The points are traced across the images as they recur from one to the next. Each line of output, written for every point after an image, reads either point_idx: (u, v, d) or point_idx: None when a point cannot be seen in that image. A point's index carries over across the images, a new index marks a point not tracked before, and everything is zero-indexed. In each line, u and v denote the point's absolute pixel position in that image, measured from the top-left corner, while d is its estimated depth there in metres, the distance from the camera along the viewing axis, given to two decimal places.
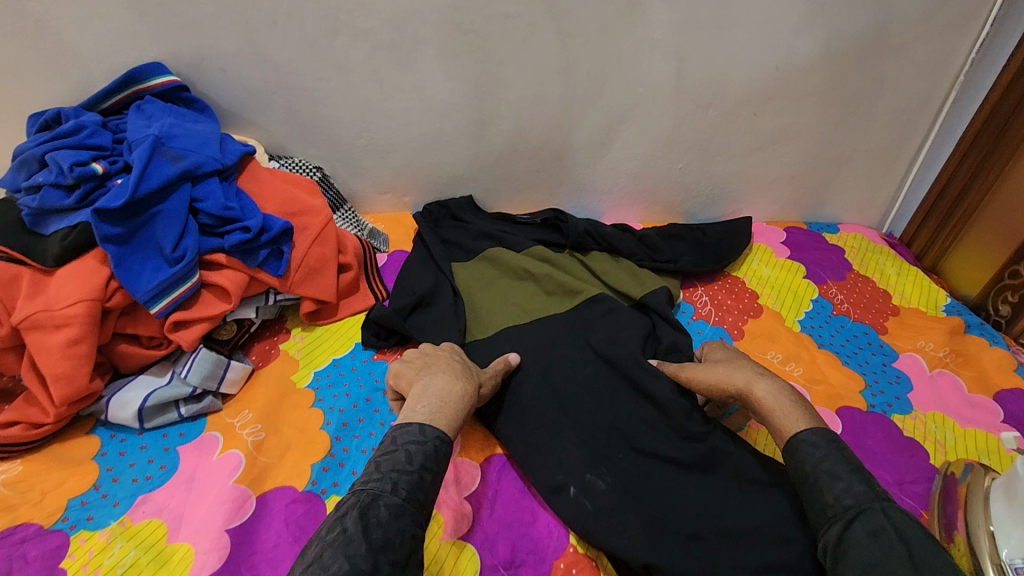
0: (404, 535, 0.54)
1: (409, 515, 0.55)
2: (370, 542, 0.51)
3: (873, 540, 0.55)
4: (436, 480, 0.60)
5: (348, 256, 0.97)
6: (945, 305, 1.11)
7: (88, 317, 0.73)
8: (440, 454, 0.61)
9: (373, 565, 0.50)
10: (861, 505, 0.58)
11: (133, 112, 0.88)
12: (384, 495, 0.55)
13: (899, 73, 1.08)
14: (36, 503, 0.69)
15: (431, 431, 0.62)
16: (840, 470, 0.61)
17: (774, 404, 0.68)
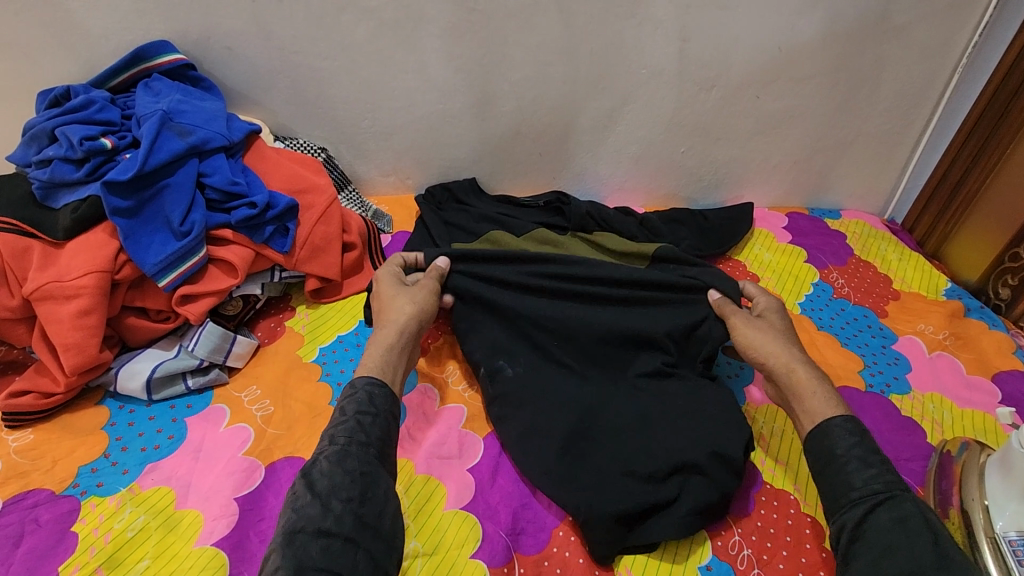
0: (352, 473, 0.55)
1: (355, 455, 0.57)
2: (315, 491, 0.53)
3: (897, 523, 0.56)
4: (381, 421, 0.61)
5: (353, 235, 0.98)
6: (945, 289, 1.12)
7: (98, 288, 0.74)
8: (376, 398, 0.63)
9: (324, 508, 0.52)
10: (889, 491, 0.58)
11: (141, 89, 0.88)
12: (323, 451, 0.57)
13: (902, 56, 1.08)
14: (47, 470, 0.70)
15: (358, 381, 0.64)
16: (870, 458, 0.61)
17: (809, 386, 0.70)
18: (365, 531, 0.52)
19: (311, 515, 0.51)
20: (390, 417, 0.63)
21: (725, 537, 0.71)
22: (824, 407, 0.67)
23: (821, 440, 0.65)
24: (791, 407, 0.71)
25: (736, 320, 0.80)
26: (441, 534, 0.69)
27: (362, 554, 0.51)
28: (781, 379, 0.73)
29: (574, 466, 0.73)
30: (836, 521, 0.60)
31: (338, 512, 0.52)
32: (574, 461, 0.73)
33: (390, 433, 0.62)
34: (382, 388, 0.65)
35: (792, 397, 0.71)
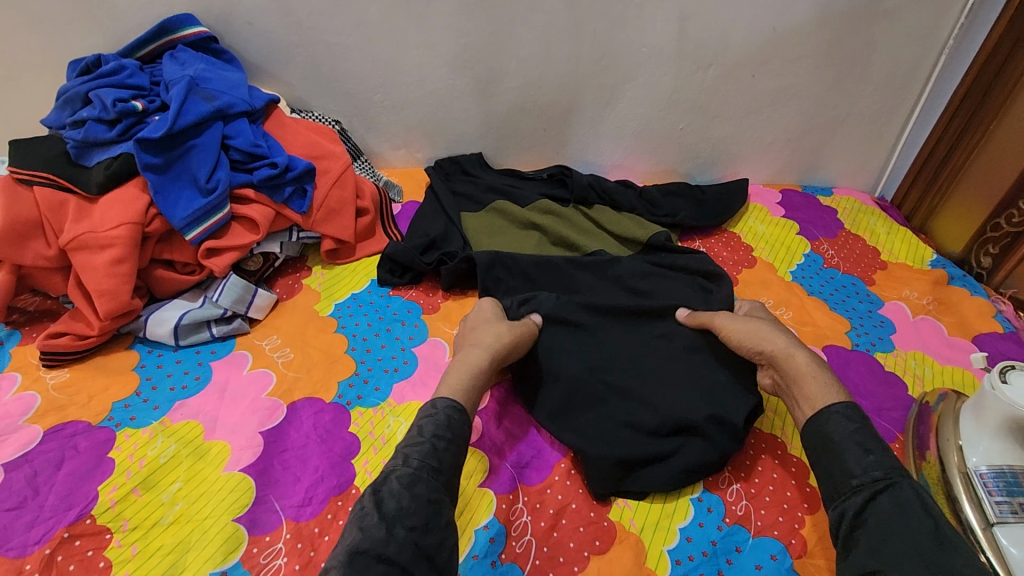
0: (420, 501, 0.56)
1: (424, 481, 0.58)
2: (384, 513, 0.55)
3: (897, 509, 0.57)
4: (453, 448, 0.63)
5: (365, 200, 1.03)
6: (931, 260, 1.17)
7: (130, 239, 0.79)
8: (453, 423, 0.64)
9: (389, 532, 0.54)
10: (889, 478, 0.59)
11: (168, 59, 0.94)
12: (394, 470, 0.59)
13: (890, 37, 1.13)
14: (84, 405, 0.75)
15: (438, 402, 0.65)
16: (871, 444, 0.62)
17: (806, 373, 0.70)
18: (421, 560, 0.54)
19: (375, 537, 0.53)
20: (462, 444, 0.64)
21: (716, 472, 0.76)
22: (824, 393, 0.67)
23: (819, 426, 0.65)
24: (790, 397, 0.71)
25: (725, 319, 0.81)
26: None
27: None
28: (779, 366, 0.73)
29: (574, 406, 0.78)
30: (835, 508, 0.60)
31: (401, 539, 0.53)
32: (575, 402, 0.78)
33: (459, 459, 0.63)
34: (460, 413, 0.66)
35: (790, 384, 0.71)
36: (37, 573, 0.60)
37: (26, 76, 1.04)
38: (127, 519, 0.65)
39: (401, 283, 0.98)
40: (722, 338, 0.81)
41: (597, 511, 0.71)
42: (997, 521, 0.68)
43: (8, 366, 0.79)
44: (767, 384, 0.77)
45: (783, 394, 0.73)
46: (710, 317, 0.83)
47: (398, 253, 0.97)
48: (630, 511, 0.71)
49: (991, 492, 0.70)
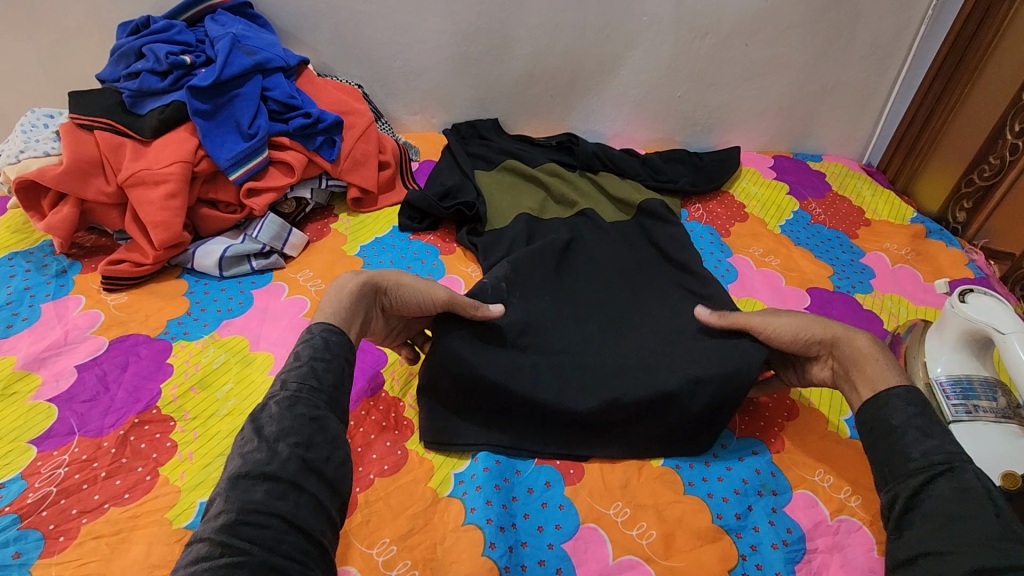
0: (301, 420, 0.55)
1: (304, 400, 0.57)
2: (263, 436, 0.54)
3: (958, 493, 0.54)
4: (334, 366, 0.61)
5: (387, 155, 1.12)
6: (912, 217, 1.25)
7: (182, 175, 0.89)
8: (331, 344, 0.63)
9: (270, 451, 0.53)
10: (951, 463, 0.56)
11: (210, 21, 1.03)
12: (274, 395, 0.58)
13: (873, 7, 1.21)
14: (142, 321, 0.85)
15: (313, 326, 0.64)
16: (931, 429, 0.59)
17: (871, 354, 0.66)
18: (308, 474, 0.53)
19: (256, 459, 0.52)
20: (345, 363, 0.63)
21: None
22: (890, 372, 0.64)
23: (875, 410, 0.62)
24: (853, 383, 0.67)
25: (761, 318, 0.74)
26: None
27: (308, 495, 0.52)
28: (840, 351, 0.69)
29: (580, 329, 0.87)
30: (889, 491, 0.58)
31: (283, 455, 0.53)
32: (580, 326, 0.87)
33: (343, 378, 0.62)
34: (338, 334, 0.65)
35: (852, 368, 0.67)
36: (114, 449, 0.69)
37: (77, 41, 1.14)
38: (188, 411, 0.74)
39: (417, 229, 1.07)
40: (766, 335, 0.74)
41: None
42: (953, 420, 0.77)
43: (73, 290, 0.88)
44: (824, 377, 0.72)
45: (844, 382, 0.69)
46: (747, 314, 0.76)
47: (417, 199, 1.06)
48: None
49: (949, 396, 0.79)
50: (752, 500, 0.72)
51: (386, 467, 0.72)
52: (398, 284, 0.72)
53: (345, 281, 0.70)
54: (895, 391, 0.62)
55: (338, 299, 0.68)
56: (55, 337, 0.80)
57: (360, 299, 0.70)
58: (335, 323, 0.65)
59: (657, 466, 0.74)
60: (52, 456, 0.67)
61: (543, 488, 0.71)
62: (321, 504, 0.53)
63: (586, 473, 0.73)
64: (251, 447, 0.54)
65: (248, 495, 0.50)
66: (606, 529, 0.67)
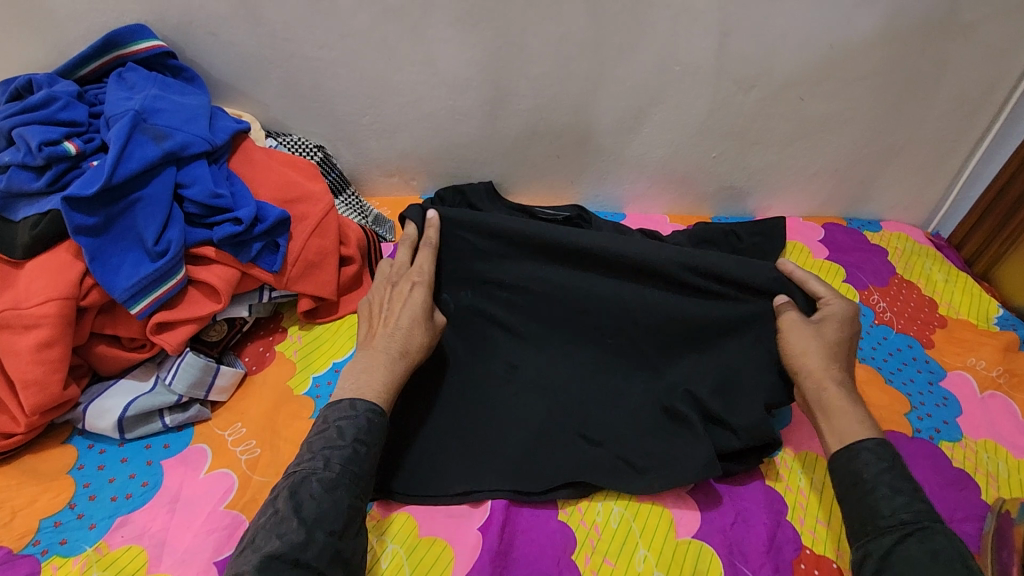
0: (339, 507, 0.57)
1: (344, 487, 0.58)
2: (302, 519, 0.55)
3: (927, 553, 0.56)
4: (375, 451, 0.62)
5: (350, 248, 0.88)
6: (997, 318, 1.02)
7: (61, 318, 0.65)
8: (374, 426, 0.63)
9: (307, 538, 0.54)
10: (919, 522, 0.58)
11: (113, 83, 0.79)
12: (316, 473, 0.58)
13: (966, 56, 0.96)
14: (5, 523, 0.63)
15: (359, 404, 0.63)
16: (901, 487, 0.61)
17: (850, 411, 0.67)
18: (336, 565, 0.55)
19: (292, 543, 0.53)
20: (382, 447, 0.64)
21: None
22: (855, 434, 0.66)
23: (845, 462, 0.64)
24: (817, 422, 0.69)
25: (789, 326, 0.73)
26: None
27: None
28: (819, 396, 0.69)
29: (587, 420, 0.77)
30: (860, 548, 0.60)
31: (318, 544, 0.54)
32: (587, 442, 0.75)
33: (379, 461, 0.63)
34: (381, 412, 0.65)
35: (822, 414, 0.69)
36: None
37: None
38: None
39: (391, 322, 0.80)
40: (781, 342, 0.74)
41: None
42: None
43: None
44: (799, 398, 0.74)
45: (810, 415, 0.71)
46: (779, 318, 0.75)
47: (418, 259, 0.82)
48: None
49: None
50: None
51: None
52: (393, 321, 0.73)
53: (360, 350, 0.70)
54: (863, 445, 0.64)
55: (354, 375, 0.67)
56: None
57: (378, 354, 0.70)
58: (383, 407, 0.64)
59: None
60: None
61: None
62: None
63: None
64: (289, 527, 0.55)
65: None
66: None
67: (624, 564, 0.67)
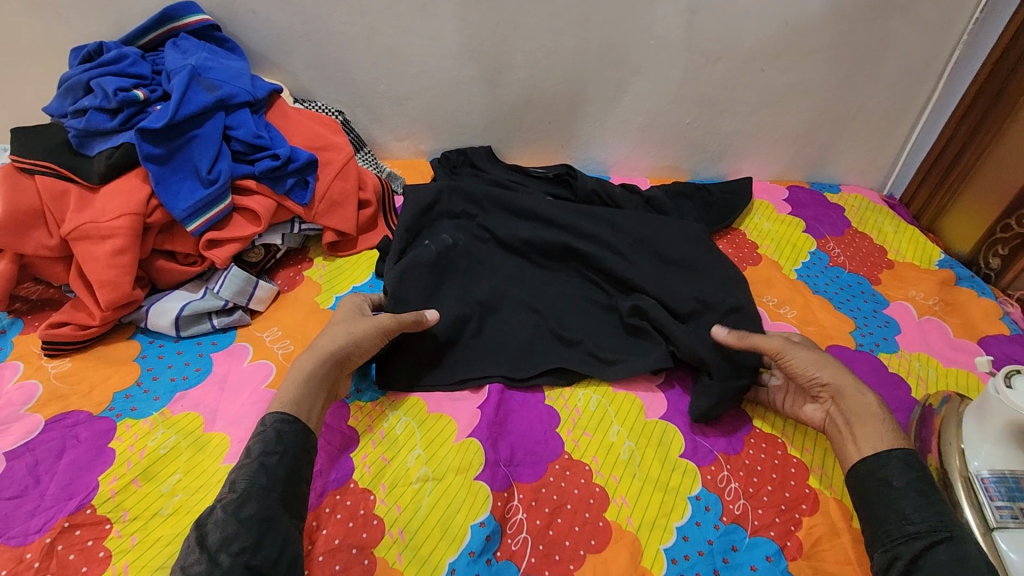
0: (245, 525, 0.57)
1: (252, 502, 0.59)
2: (205, 545, 0.56)
3: (954, 560, 0.58)
4: (285, 461, 0.63)
5: (368, 192, 1.01)
6: (938, 260, 1.15)
7: (132, 229, 0.79)
8: (283, 436, 0.64)
9: (212, 562, 0.54)
10: (948, 531, 0.61)
11: (170, 48, 0.93)
12: (224, 498, 0.60)
13: (904, 32, 1.11)
14: (85, 394, 0.76)
15: (266, 419, 0.65)
16: (926, 490, 0.64)
17: (873, 416, 0.71)
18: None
19: (196, 571, 0.54)
20: (298, 453, 0.64)
21: (714, 471, 0.76)
22: (887, 436, 0.69)
23: (873, 468, 0.67)
24: (848, 432, 0.72)
25: (786, 343, 0.78)
26: (443, 459, 0.74)
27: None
28: (842, 400, 0.73)
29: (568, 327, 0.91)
30: (885, 552, 0.62)
31: (224, 566, 0.54)
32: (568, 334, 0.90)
33: (298, 469, 0.63)
34: (294, 423, 0.66)
35: (851, 419, 0.72)
36: (39, 562, 0.60)
37: (30, 62, 1.04)
38: (127, 510, 0.65)
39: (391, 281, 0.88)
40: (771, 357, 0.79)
41: (570, 468, 0.75)
42: (997, 526, 0.68)
43: (10, 354, 0.79)
44: (814, 415, 0.77)
45: (837, 427, 0.74)
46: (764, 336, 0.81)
47: (440, 202, 1.03)
48: (594, 460, 0.76)
49: (992, 497, 0.69)
50: None
51: None
52: (355, 340, 0.75)
53: (305, 362, 0.71)
54: (897, 453, 0.66)
55: (302, 385, 0.69)
56: None
57: (330, 370, 0.72)
58: (290, 412, 0.66)
59: None
60: None
61: None
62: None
63: None
64: (198, 555, 0.56)
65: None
66: None
67: (600, 435, 0.79)
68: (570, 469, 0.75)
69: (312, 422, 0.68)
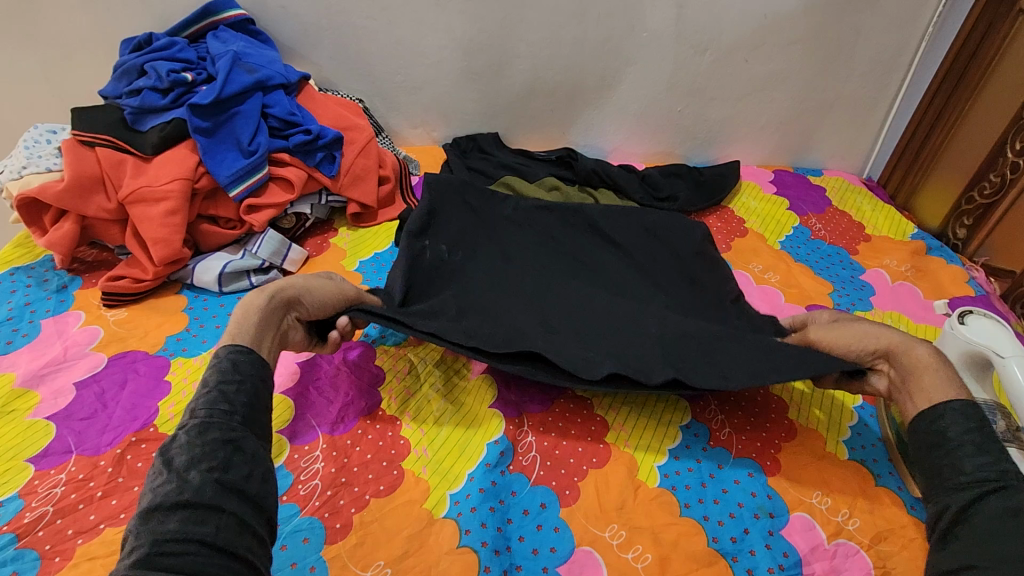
0: (212, 445, 0.57)
1: (215, 426, 0.59)
2: (172, 466, 0.55)
3: (1006, 508, 0.60)
4: (245, 388, 0.63)
5: (387, 170, 1.12)
6: (912, 233, 1.25)
7: (183, 193, 0.89)
8: (240, 366, 0.65)
9: (182, 481, 0.54)
10: (1003, 481, 0.62)
11: (212, 38, 1.04)
12: (184, 426, 0.59)
13: (873, 24, 1.21)
14: (141, 338, 0.85)
15: (221, 351, 0.66)
16: (987, 446, 0.65)
17: (927, 368, 0.72)
18: (229, 495, 0.55)
19: (168, 491, 0.53)
20: (255, 381, 0.65)
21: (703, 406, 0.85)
22: (946, 388, 0.70)
23: (931, 422, 0.68)
24: (907, 392, 0.73)
25: (822, 330, 0.81)
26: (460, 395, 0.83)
27: (228, 515, 0.53)
28: (897, 362, 0.75)
29: None
30: (939, 502, 0.64)
31: (196, 483, 0.54)
32: None
33: (256, 396, 0.64)
34: (248, 354, 0.67)
35: (908, 378, 0.73)
36: (111, 468, 0.69)
37: (83, 54, 1.15)
38: None
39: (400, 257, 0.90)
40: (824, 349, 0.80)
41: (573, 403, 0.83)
42: None
43: (73, 305, 0.89)
44: (880, 386, 0.78)
45: (901, 392, 0.75)
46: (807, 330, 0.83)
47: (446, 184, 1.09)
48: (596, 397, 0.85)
49: None
50: (748, 523, 0.72)
51: (381, 487, 0.71)
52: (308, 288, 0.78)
53: (254, 299, 0.73)
54: (952, 404, 0.68)
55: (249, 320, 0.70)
56: (55, 353, 0.81)
57: (276, 309, 0.74)
58: (243, 344, 0.67)
59: (654, 487, 0.75)
60: (48, 475, 0.68)
61: (538, 509, 0.71)
62: (245, 522, 0.54)
63: (581, 495, 0.73)
64: (165, 479, 0.55)
65: (164, 528, 0.51)
66: (601, 553, 0.67)
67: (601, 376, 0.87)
68: (576, 407, 0.83)
69: (265, 352, 0.70)
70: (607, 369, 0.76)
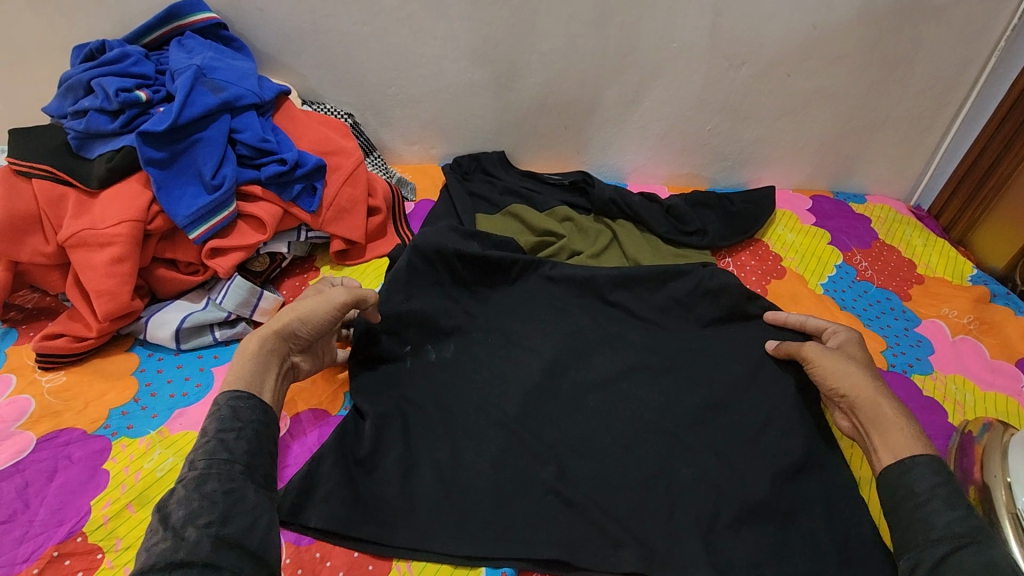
0: (212, 496, 0.52)
1: (216, 476, 0.54)
2: (169, 523, 0.50)
3: (983, 566, 0.53)
4: (247, 435, 0.58)
5: (377, 200, 0.98)
6: (971, 275, 1.11)
7: (132, 237, 0.75)
8: (240, 412, 0.59)
9: (178, 538, 0.49)
10: (974, 536, 0.55)
11: (174, 47, 0.90)
12: (182, 479, 0.54)
13: (937, 36, 1.06)
14: (79, 411, 0.72)
15: (219, 398, 0.60)
16: (957, 500, 0.58)
17: (895, 424, 0.65)
18: (228, 551, 0.50)
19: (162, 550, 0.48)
20: (259, 427, 0.60)
21: None
22: (908, 446, 0.63)
23: (899, 475, 0.62)
24: (868, 443, 0.67)
25: (816, 351, 0.75)
26: None
27: (225, 573, 0.49)
28: (860, 413, 0.69)
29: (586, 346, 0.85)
30: (910, 558, 0.57)
31: (191, 540, 0.49)
32: (589, 349, 0.85)
33: (259, 444, 0.59)
34: (250, 399, 0.61)
35: (872, 431, 0.67)
36: None
37: (30, 60, 1.00)
38: (120, 538, 0.61)
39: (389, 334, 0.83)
40: (811, 371, 0.75)
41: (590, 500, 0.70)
42: None
43: (3, 367, 0.76)
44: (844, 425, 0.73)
45: (861, 437, 0.69)
46: (801, 347, 0.78)
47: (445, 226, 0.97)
48: None
49: None
50: None
51: None
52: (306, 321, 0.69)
53: (255, 340, 0.66)
54: (919, 458, 0.61)
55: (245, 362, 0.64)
56: None
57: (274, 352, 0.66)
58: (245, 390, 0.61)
59: None
60: None
61: None
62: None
63: None
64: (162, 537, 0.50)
65: None
66: None
67: None
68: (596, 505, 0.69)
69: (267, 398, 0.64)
70: (628, 567, 0.63)
